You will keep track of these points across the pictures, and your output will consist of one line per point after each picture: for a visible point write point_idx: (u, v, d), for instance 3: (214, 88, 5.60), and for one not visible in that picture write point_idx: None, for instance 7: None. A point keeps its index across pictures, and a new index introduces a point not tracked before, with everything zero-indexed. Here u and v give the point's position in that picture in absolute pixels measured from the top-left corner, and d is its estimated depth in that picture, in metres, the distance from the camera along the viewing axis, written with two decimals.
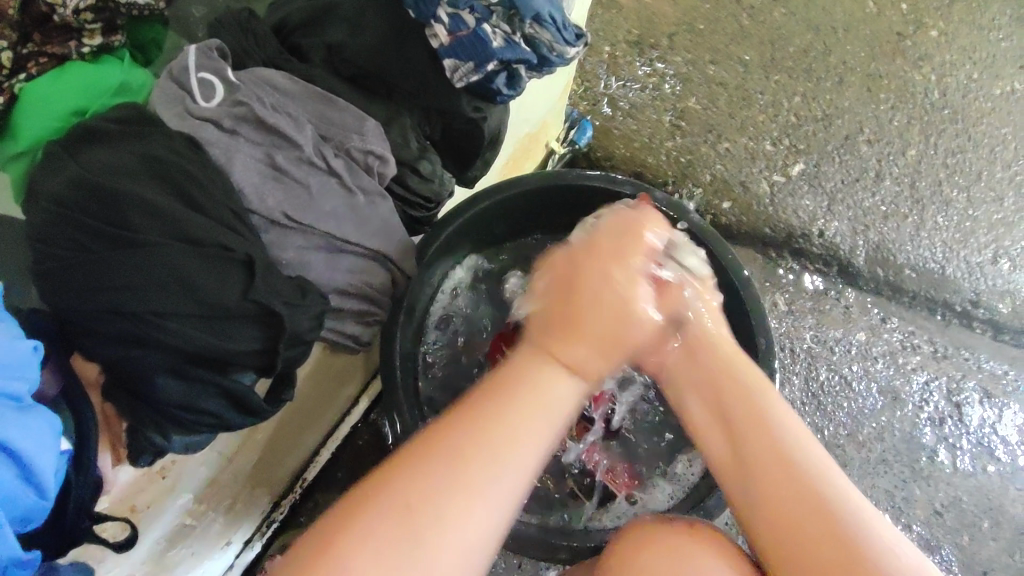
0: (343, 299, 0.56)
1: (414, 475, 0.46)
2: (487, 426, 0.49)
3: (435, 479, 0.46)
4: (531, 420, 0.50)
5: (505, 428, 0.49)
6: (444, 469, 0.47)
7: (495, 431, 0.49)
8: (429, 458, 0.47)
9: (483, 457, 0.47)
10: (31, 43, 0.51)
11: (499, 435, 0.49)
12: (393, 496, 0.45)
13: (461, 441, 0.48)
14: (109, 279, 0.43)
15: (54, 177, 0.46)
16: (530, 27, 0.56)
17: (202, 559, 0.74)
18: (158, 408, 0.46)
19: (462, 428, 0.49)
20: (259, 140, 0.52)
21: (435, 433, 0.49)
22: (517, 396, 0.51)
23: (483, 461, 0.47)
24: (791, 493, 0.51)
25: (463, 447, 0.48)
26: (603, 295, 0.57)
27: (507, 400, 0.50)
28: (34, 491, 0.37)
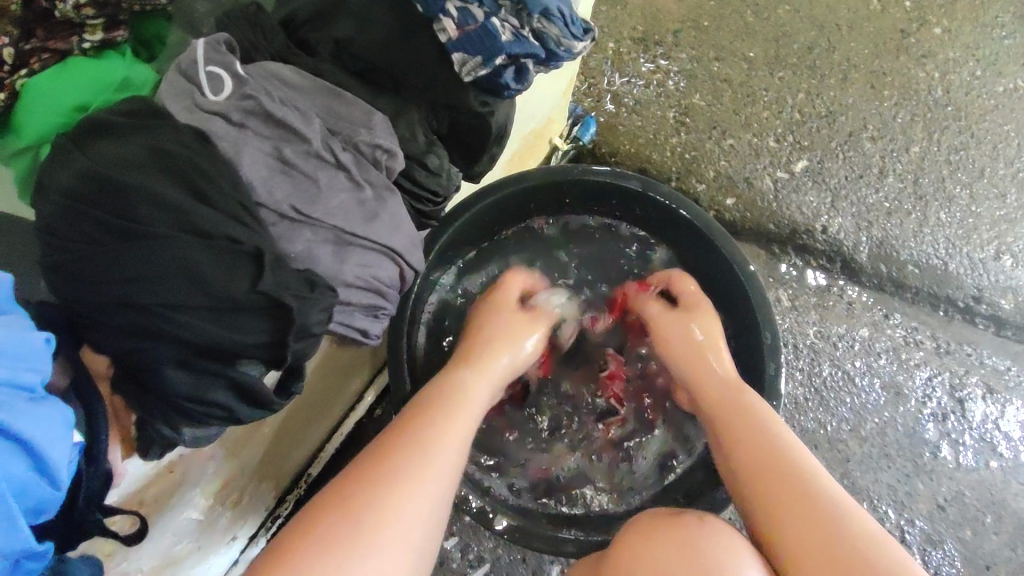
0: (354, 293, 0.55)
1: (361, 485, 0.53)
2: (416, 447, 0.56)
3: (382, 499, 0.52)
4: (455, 430, 0.60)
5: (427, 442, 0.57)
6: (381, 487, 0.53)
7: (425, 441, 0.57)
8: (371, 470, 0.54)
9: (415, 470, 0.55)
10: (34, 38, 0.51)
11: (423, 453, 0.56)
12: (349, 501, 0.52)
13: (394, 463, 0.55)
14: (119, 272, 0.43)
15: (64, 169, 0.46)
16: (538, 21, 0.56)
17: (207, 553, 0.74)
18: (166, 400, 0.46)
19: (389, 455, 0.56)
20: (266, 134, 0.52)
21: (385, 445, 0.57)
22: (445, 400, 0.63)
23: (412, 476, 0.54)
24: (783, 488, 0.57)
25: (395, 469, 0.54)
26: (505, 338, 0.73)
27: (441, 405, 0.62)
28: (46, 483, 0.37)
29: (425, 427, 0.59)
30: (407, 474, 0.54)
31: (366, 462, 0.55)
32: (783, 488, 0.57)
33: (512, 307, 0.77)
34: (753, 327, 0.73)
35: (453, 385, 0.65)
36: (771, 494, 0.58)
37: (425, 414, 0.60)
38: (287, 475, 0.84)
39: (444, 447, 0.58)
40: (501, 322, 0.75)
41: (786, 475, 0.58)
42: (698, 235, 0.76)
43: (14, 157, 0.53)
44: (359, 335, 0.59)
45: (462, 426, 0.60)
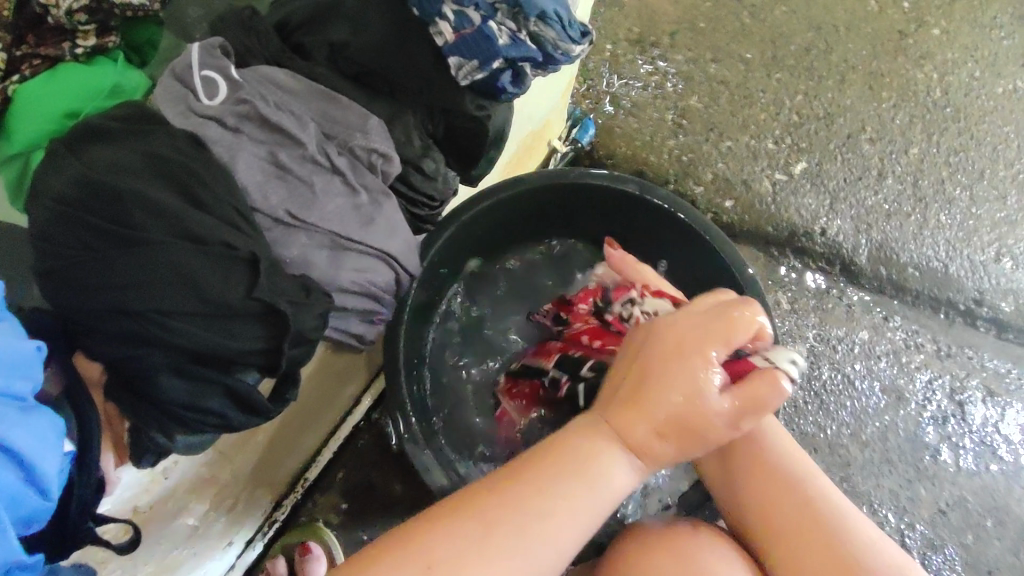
0: (349, 298, 0.55)
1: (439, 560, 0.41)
2: (535, 494, 0.44)
3: (475, 556, 0.42)
4: (589, 484, 0.45)
5: (549, 491, 0.44)
6: (471, 536, 0.42)
7: (543, 488, 0.45)
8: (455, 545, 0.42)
9: (528, 530, 0.43)
10: (25, 45, 0.52)
11: (540, 510, 0.44)
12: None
13: (497, 509, 0.43)
14: (114, 278, 0.43)
15: (57, 175, 0.46)
16: (535, 25, 0.56)
17: (203, 560, 0.74)
18: (161, 408, 0.46)
19: (502, 496, 0.44)
20: (262, 138, 0.52)
21: (477, 511, 0.43)
22: (574, 477, 0.45)
23: (514, 536, 0.43)
24: (787, 506, 0.54)
25: (496, 516, 0.43)
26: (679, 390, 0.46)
27: (570, 479, 0.45)
28: (37, 493, 0.36)
29: (556, 467, 0.46)
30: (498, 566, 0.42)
31: (448, 533, 0.42)
32: (794, 509, 0.54)
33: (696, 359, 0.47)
34: None
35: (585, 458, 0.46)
36: (770, 511, 0.55)
37: (555, 449, 0.46)
38: (283, 480, 0.83)
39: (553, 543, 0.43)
40: (677, 395, 0.45)
41: (789, 494, 0.55)
42: (697, 239, 0.75)
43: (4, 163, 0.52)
44: (353, 340, 0.58)
45: (600, 487, 0.46)
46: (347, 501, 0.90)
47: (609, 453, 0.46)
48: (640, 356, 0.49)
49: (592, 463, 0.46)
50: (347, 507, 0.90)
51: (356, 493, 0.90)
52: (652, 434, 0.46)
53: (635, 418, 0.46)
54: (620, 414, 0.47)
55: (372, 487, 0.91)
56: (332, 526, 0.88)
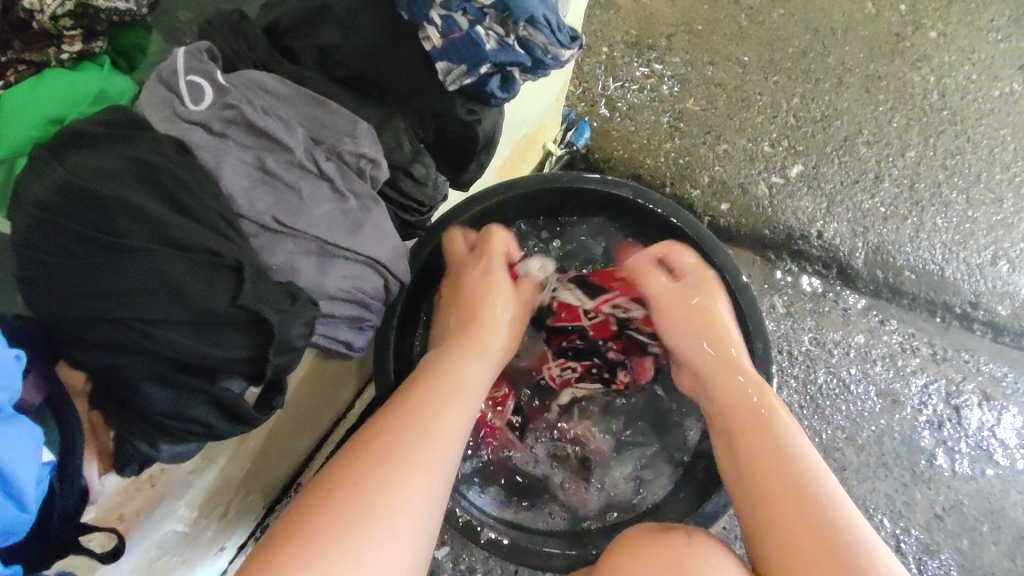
0: (337, 305, 0.54)
1: (357, 467, 0.53)
2: (419, 408, 0.58)
3: (387, 464, 0.53)
4: (459, 390, 0.61)
5: (430, 405, 0.58)
6: (378, 455, 0.53)
7: (428, 404, 0.58)
8: (367, 453, 0.54)
9: (423, 426, 0.56)
10: (11, 50, 0.52)
11: (431, 420, 0.57)
12: (345, 487, 0.52)
13: (397, 427, 0.56)
14: (96, 286, 0.43)
15: (40, 181, 0.45)
16: (524, 29, 0.55)
17: (194, 565, 0.74)
18: (145, 416, 0.46)
19: (389, 415, 0.57)
20: (248, 143, 0.51)
21: (374, 430, 0.56)
22: (438, 384, 0.61)
23: (414, 442, 0.55)
24: (782, 488, 0.57)
25: (399, 433, 0.55)
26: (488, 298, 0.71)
27: (433, 387, 0.60)
28: (13, 505, 0.36)
29: (431, 387, 0.60)
30: (406, 452, 0.54)
31: (359, 448, 0.55)
32: (787, 486, 0.56)
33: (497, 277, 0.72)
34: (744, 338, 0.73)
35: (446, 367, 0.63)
36: (768, 489, 0.57)
37: (430, 374, 0.62)
38: (276, 485, 0.83)
39: (444, 432, 0.57)
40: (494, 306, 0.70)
41: (790, 478, 0.57)
42: (691, 244, 0.75)
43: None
44: (343, 348, 0.58)
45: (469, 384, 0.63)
46: None
47: (465, 365, 0.64)
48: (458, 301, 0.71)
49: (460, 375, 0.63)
50: None
51: None
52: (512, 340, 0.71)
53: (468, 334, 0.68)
54: (461, 344, 0.67)
55: None
56: None
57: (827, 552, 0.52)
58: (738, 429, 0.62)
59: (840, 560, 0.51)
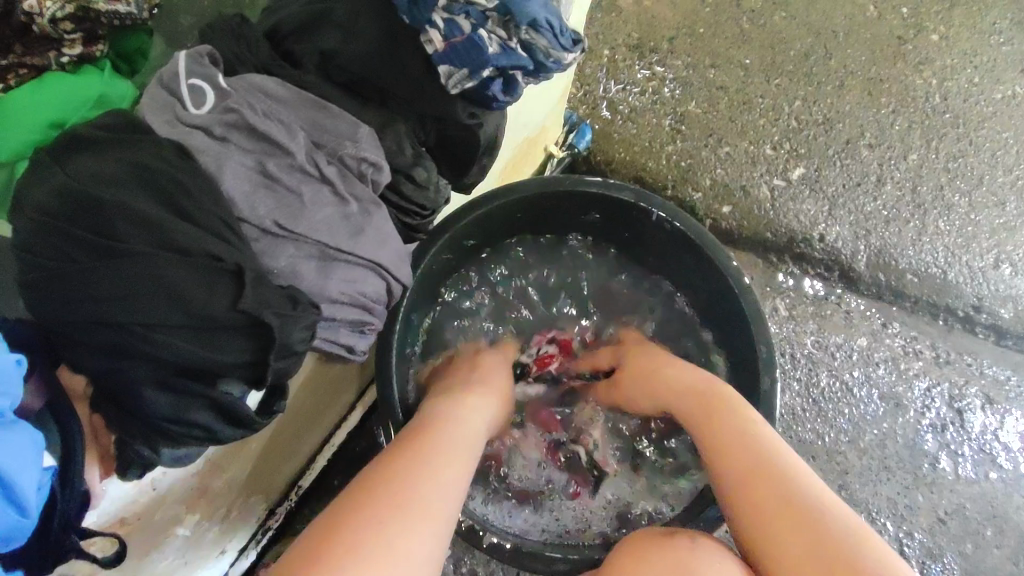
0: (340, 309, 0.54)
1: (372, 502, 0.52)
2: (421, 449, 0.59)
3: (398, 495, 0.53)
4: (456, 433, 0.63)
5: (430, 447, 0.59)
6: (389, 489, 0.54)
7: (427, 445, 0.59)
8: (379, 490, 0.53)
9: (431, 466, 0.57)
10: (11, 54, 0.52)
11: (437, 460, 0.58)
12: (363, 521, 0.50)
13: (406, 465, 0.56)
14: (96, 291, 0.43)
15: (41, 185, 0.45)
16: (526, 33, 0.55)
17: (195, 569, 0.73)
18: (145, 421, 0.45)
19: (396, 457, 0.57)
20: (249, 147, 0.51)
21: (383, 470, 0.55)
22: (441, 430, 0.62)
23: (424, 479, 0.55)
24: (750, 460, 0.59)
25: (408, 470, 0.56)
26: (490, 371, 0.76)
27: (437, 432, 0.61)
28: (14, 510, 0.36)
29: (431, 433, 0.61)
30: (419, 489, 0.54)
31: (369, 486, 0.54)
32: (754, 460, 0.59)
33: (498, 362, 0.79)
34: (747, 342, 0.73)
35: (448, 416, 0.65)
36: (738, 463, 0.60)
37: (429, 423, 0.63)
38: (277, 488, 0.83)
39: (452, 472, 0.57)
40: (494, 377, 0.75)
41: (756, 452, 0.60)
42: (694, 248, 0.75)
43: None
44: (344, 352, 0.57)
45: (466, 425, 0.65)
46: None
47: (467, 416, 0.66)
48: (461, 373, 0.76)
49: (453, 419, 0.65)
50: None
51: None
52: (500, 391, 0.74)
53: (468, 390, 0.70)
54: (460, 397, 0.69)
55: None
56: None
57: (801, 524, 0.53)
58: (717, 447, 0.62)
59: (803, 514, 0.54)
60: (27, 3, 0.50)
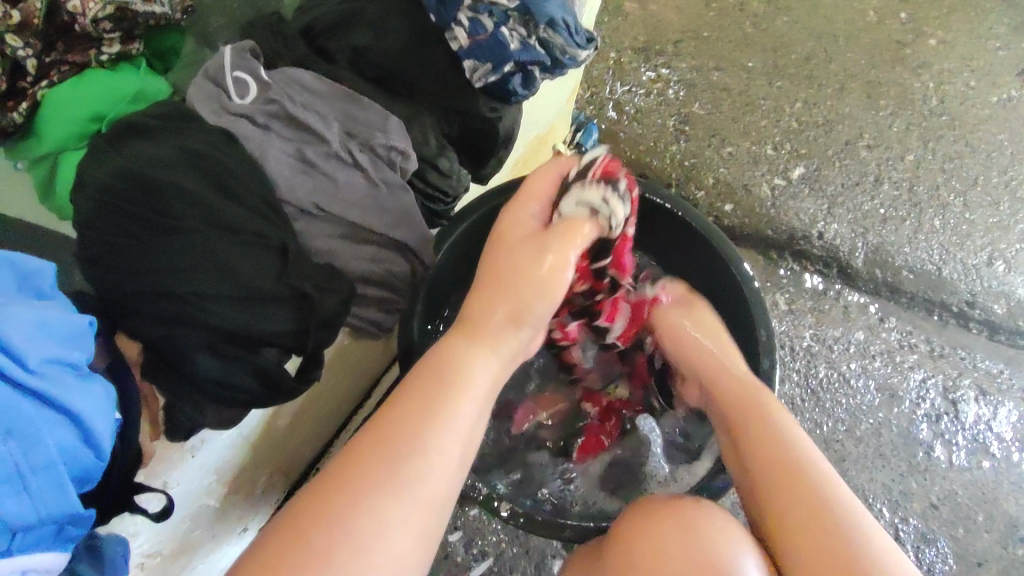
0: (366, 287, 0.59)
1: (344, 496, 0.45)
2: (406, 435, 0.47)
3: (358, 519, 0.44)
4: (459, 406, 0.50)
5: (420, 433, 0.48)
6: (350, 499, 0.45)
7: (416, 429, 0.48)
8: (354, 476, 0.46)
9: (422, 441, 0.48)
10: (55, 52, 0.55)
11: (429, 428, 0.48)
12: (331, 523, 0.44)
13: (392, 445, 0.47)
14: (155, 263, 0.47)
15: (101, 167, 0.49)
16: (545, 31, 0.60)
17: (220, 542, 0.77)
18: (196, 384, 0.49)
19: (383, 430, 0.48)
20: (289, 136, 0.56)
21: (367, 446, 0.48)
22: (444, 385, 0.51)
23: (409, 459, 0.47)
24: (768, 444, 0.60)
25: (383, 470, 0.46)
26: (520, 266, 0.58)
27: (438, 389, 0.51)
28: (91, 451, 0.40)
29: (427, 405, 0.49)
30: (399, 473, 0.46)
31: (348, 469, 0.47)
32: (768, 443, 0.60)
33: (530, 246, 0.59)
34: (746, 326, 0.76)
35: (452, 362, 0.53)
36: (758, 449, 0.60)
37: (426, 380, 0.51)
38: (297, 468, 0.87)
39: (448, 443, 0.48)
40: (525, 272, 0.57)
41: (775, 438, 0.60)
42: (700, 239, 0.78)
43: (34, 162, 0.56)
44: (371, 326, 0.63)
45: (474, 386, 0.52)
46: None
47: (479, 361, 0.53)
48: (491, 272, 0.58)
49: (456, 377, 0.52)
50: None
51: None
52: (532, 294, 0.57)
53: (485, 314, 0.56)
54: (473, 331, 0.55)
55: None
56: None
57: (811, 510, 0.55)
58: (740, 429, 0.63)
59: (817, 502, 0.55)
60: (71, 5, 0.53)
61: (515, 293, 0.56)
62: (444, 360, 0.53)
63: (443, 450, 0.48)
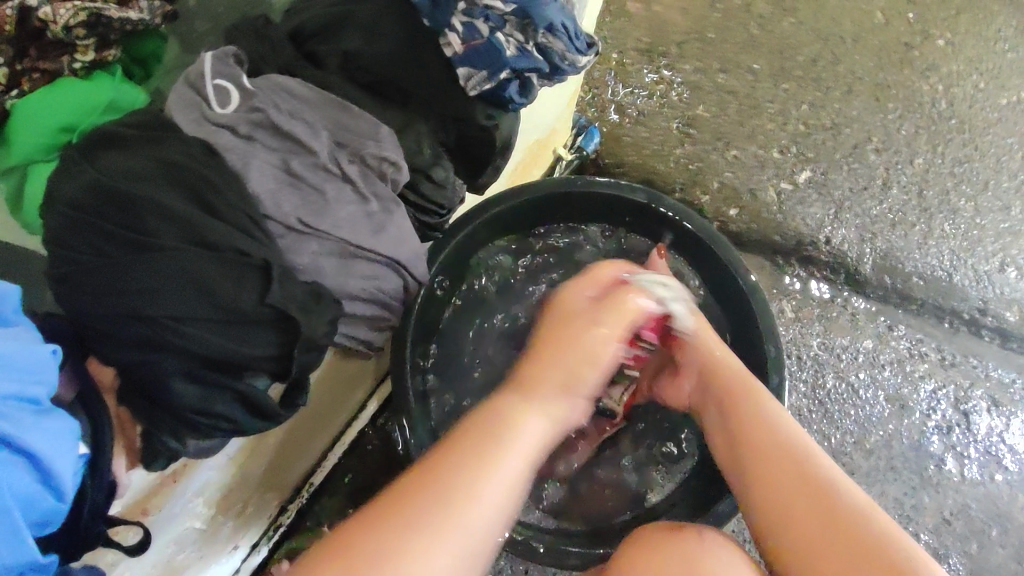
0: (360, 306, 0.55)
1: (406, 510, 0.48)
2: (452, 479, 0.50)
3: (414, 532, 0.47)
4: (511, 449, 0.54)
5: (469, 475, 0.51)
6: (417, 524, 0.48)
7: (469, 474, 0.51)
8: (417, 496, 0.49)
9: (478, 466, 0.51)
10: (27, 59, 0.52)
11: (487, 456, 0.52)
12: (394, 533, 0.47)
13: (455, 467, 0.51)
14: (128, 283, 0.43)
15: (74, 182, 0.46)
16: (543, 37, 0.57)
17: (209, 563, 0.74)
18: (173, 412, 0.46)
19: (445, 459, 0.52)
20: (274, 146, 0.53)
21: (425, 471, 0.52)
22: (496, 429, 0.55)
23: (470, 482, 0.50)
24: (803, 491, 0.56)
25: (432, 510, 0.49)
26: (588, 345, 0.63)
27: (490, 431, 0.54)
28: (51, 495, 0.37)
29: (486, 441, 0.53)
30: (462, 492, 0.50)
31: (411, 490, 0.50)
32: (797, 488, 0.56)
33: (594, 327, 0.64)
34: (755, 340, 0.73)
35: (507, 413, 0.56)
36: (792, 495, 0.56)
37: (488, 424, 0.55)
38: (290, 485, 0.84)
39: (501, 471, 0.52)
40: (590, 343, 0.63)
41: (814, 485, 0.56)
42: (702, 246, 0.77)
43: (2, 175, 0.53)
44: (362, 346, 0.60)
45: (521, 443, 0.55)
46: (352, 506, 0.90)
47: (528, 410, 0.57)
48: (554, 339, 0.64)
49: (514, 429, 0.55)
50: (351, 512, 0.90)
51: (360, 496, 0.91)
52: (581, 366, 0.62)
53: (539, 377, 0.60)
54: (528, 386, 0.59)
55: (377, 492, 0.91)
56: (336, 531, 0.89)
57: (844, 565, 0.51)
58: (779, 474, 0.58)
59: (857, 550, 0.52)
60: (43, 10, 0.50)
61: (575, 364, 0.62)
62: (499, 411, 0.56)
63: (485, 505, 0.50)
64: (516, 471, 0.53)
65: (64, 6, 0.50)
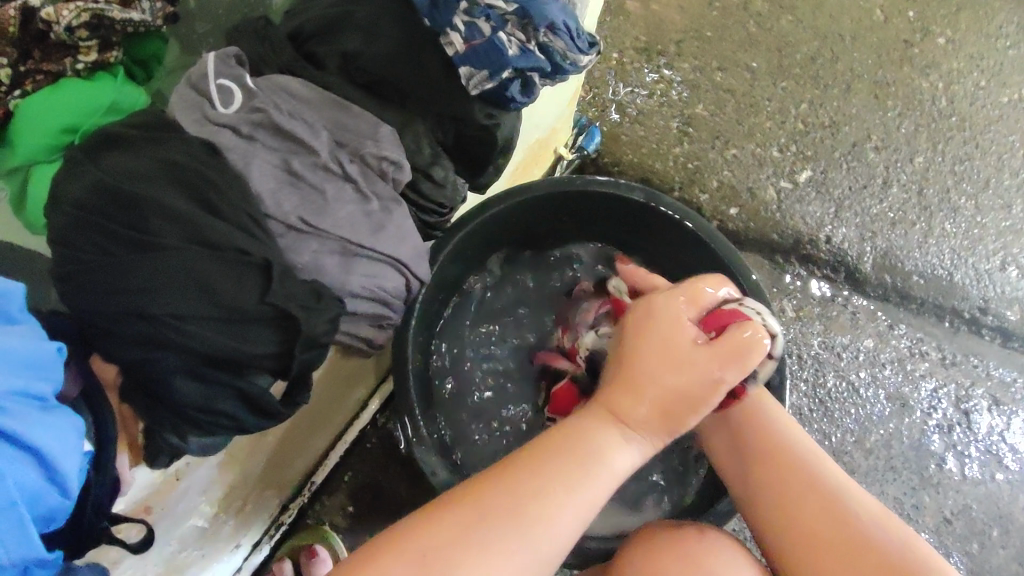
0: (362, 304, 0.56)
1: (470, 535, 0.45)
2: (527, 497, 0.47)
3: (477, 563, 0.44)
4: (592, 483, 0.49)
5: (545, 494, 0.47)
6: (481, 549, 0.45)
7: (542, 502, 0.47)
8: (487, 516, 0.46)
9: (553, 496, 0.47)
10: (30, 60, 0.52)
11: (567, 484, 0.48)
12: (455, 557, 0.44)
13: (527, 492, 0.47)
14: (130, 283, 0.44)
15: (76, 181, 0.46)
16: (544, 35, 0.57)
17: (211, 561, 0.75)
18: (175, 410, 0.47)
19: (518, 477, 0.48)
20: (275, 146, 0.53)
21: (491, 488, 0.48)
22: (577, 451, 0.50)
23: (543, 516, 0.46)
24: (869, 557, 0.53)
25: (496, 523, 0.46)
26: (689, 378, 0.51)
27: (570, 451, 0.50)
28: (56, 491, 0.37)
29: (565, 463, 0.49)
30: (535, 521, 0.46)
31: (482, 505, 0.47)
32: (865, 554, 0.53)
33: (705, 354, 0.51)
34: None
35: (591, 434, 0.51)
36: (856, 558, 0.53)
37: (570, 445, 0.50)
38: (291, 483, 0.84)
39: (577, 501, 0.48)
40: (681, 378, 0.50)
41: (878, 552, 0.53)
42: (701, 245, 0.77)
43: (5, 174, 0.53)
44: (362, 343, 0.60)
45: (607, 474, 0.49)
46: (353, 504, 0.91)
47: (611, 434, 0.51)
48: (643, 353, 0.52)
49: (601, 458, 0.50)
50: (353, 510, 0.90)
51: (362, 494, 0.91)
52: (679, 402, 0.51)
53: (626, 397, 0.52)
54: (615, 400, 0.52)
55: (378, 490, 0.91)
56: (337, 529, 0.89)
57: None
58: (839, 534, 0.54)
59: None
60: (46, 12, 0.50)
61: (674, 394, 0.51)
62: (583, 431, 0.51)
63: (559, 529, 0.47)
64: (600, 496, 0.49)
65: (67, 8, 0.50)
